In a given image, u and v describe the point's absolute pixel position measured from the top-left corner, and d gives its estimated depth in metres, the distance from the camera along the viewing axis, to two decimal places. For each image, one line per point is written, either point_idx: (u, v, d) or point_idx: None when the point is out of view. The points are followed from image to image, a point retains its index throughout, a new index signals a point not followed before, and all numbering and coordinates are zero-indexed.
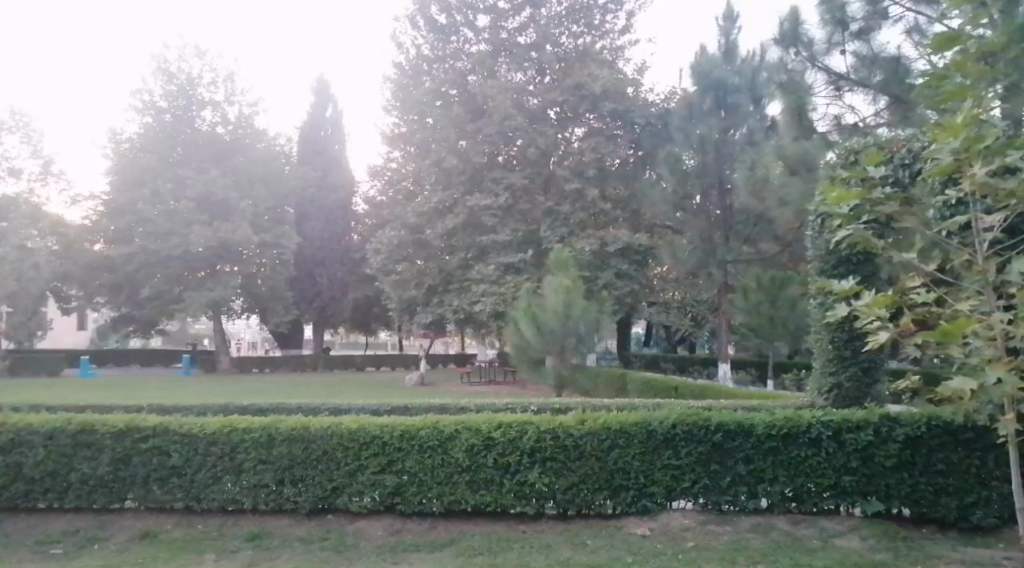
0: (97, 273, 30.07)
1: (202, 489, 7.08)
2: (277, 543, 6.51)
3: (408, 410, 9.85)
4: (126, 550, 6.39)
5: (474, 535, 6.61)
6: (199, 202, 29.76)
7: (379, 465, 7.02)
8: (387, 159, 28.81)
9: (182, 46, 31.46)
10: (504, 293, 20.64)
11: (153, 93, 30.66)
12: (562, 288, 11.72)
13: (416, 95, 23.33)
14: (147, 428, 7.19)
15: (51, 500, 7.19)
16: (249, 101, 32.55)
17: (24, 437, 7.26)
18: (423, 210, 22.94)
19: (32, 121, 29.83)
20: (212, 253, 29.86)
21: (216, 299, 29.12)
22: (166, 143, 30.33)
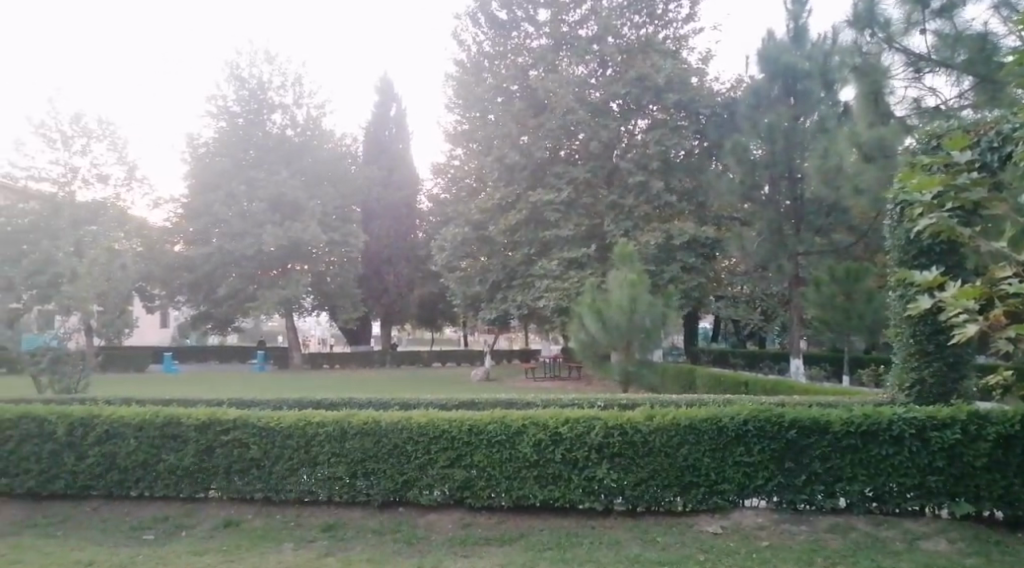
0: (177, 273, 31.30)
1: (279, 480, 7.32)
2: (351, 534, 6.66)
3: (475, 404, 9.93)
4: (209, 538, 6.65)
5: (542, 530, 6.62)
6: (271, 203, 30.66)
7: (448, 459, 7.11)
8: (450, 156, 29.16)
9: (252, 51, 32.45)
10: (568, 288, 20.59)
11: (227, 99, 31.84)
12: (627, 282, 11.59)
13: (478, 92, 23.48)
14: (228, 421, 7.46)
15: (140, 489, 7.54)
16: (316, 103, 33.37)
17: (115, 429, 7.60)
18: (486, 206, 23.07)
19: (118, 129, 31.27)
20: (284, 253, 30.70)
21: (288, 297, 29.95)
22: (239, 146, 31.31)
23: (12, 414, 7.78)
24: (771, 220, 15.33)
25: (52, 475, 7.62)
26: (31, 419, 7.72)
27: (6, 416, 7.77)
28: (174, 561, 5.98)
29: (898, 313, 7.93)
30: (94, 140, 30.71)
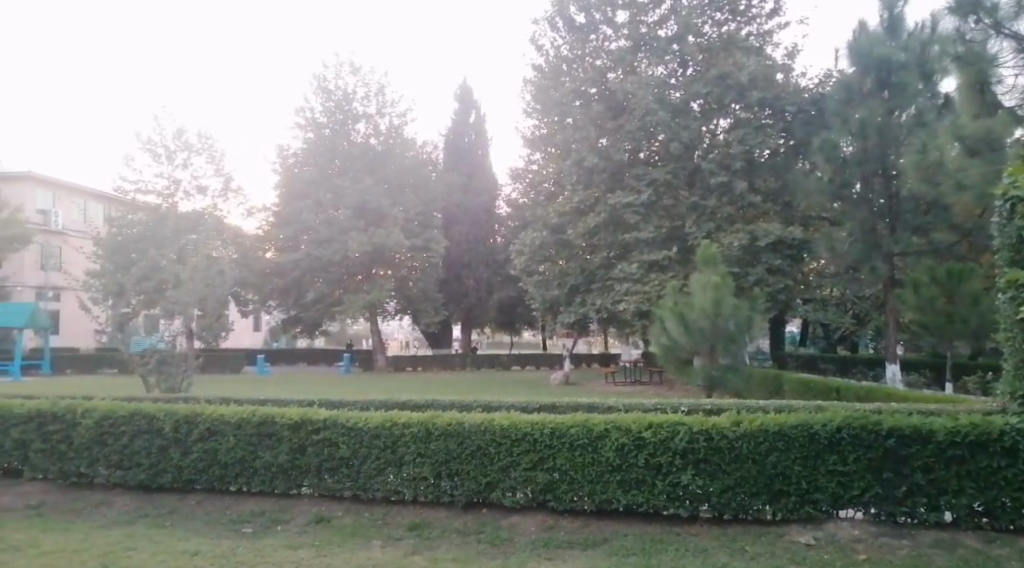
0: (268, 279, 32.59)
1: (367, 479, 7.52)
2: (437, 534, 6.77)
3: (556, 408, 9.94)
4: (303, 533, 6.90)
5: (627, 535, 6.56)
6: (356, 211, 31.57)
7: (531, 461, 7.13)
8: (528, 160, 29.34)
9: (338, 64, 33.49)
10: (649, 291, 20.40)
11: (314, 110, 33.01)
12: (710, 285, 11.32)
13: (557, 96, 23.47)
14: (319, 421, 7.71)
15: (239, 484, 7.89)
16: (399, 112, 34.15)
17: (215, 427, 7.96)
18: (565, 210, 23.06)
19: (215, 142, 32.86)
20: (368, 259, 31.55)
21: (372, 301, 30.76)
22: (326, 156, 32.34)
23: (125, 411, 8.28)
24: (864, 220, 14.73)
25: (160, 469, 8.07)
26: (141, 416, 8.20)
27: (120, 414, 8.27)
28: (271, 553, 6.24)
29: (1009, 316, 7.47)
30: (194, 154, 32.39)
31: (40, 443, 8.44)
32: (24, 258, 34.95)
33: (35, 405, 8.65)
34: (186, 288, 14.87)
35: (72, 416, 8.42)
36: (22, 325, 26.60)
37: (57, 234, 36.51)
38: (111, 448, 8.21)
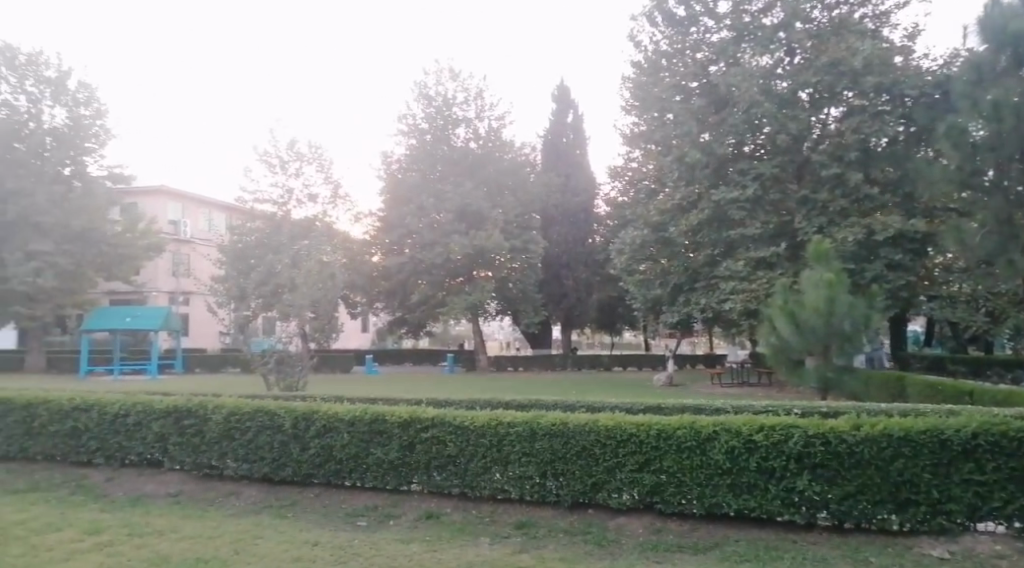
0: (375, 282, 33.69)
1: (473, 477, 7.61)
2: (543, 533, 6.78)
3: (662, 409, 9.75)
4: (414, 528, 7.07)
5: (739, 541, 6.34)
6: (457, 214, 32.11)
7: (637, 463, 7.02)
8: (628, 158, 28.99)
9: (438, 71, 34.22)
10: (756, 289, 19.79)
11: (416, 117, 33.88)
12: (823, 283, 10.78)
13: (656, 93, 23.03)
14: (427, 419, 7.89)
15: (352, 479, 8.17)
16: (497, 115, 34.49)
17: (331, 424, 8.29)
18: (666, 208, 22.63)
19: (325, 152, 34.30)
20: (470, 261, 32.04)
21: (473, 302, 31.25)
22: (427, 161, 33.12)
23: (249, 408, 8.75)
24: None
25: (281, 463, 8.46)
26: (264, 413, 8.65)
27: (245, 410, 8.75)
28: (384, 547, 6.42)
29: None
30: (306, 163, 33.92)
31: (176, 436, 9.04)
32: (157, 265, 37.64)
33: (172, 400, 9.29)
34: (301, 291, 15.57)
35: (204, 412, 8.99)
36: (157, 327, 28.53)
37: (186, 242, 39.11)
38: (237, 442, 8.69)
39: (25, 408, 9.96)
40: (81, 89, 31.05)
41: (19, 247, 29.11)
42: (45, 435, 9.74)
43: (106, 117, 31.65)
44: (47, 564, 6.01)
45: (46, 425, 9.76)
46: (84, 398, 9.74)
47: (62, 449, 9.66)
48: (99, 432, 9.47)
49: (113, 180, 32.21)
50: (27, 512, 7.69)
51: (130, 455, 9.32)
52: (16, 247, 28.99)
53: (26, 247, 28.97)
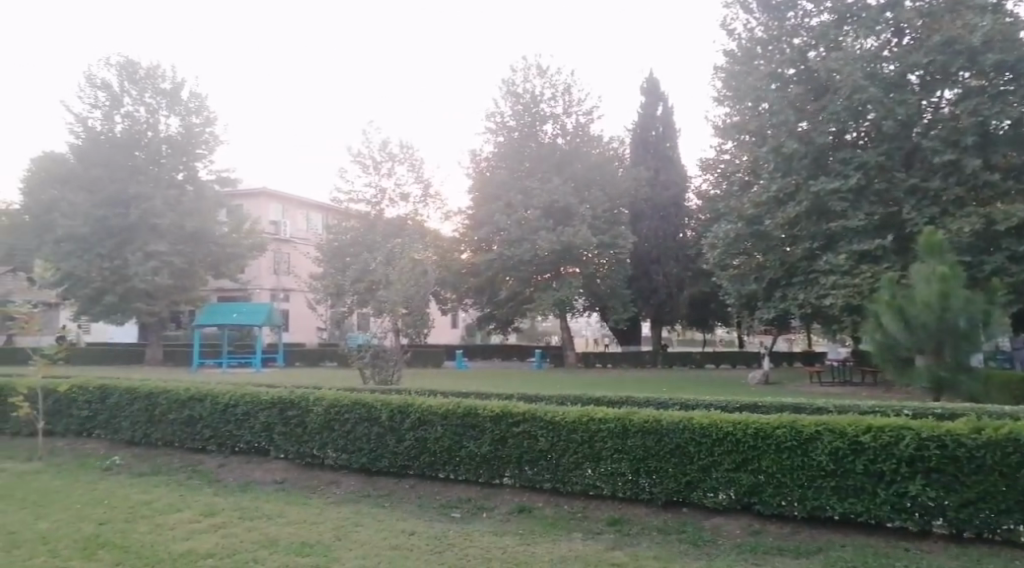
0: (464, 279, 34.20)
1: (565, 472, 7.60)
2: (636, 531, 6.70)
3: (759, 408, 9.47)
4: (507, 521, 7.13)
5: (845, 546, 6.06)
6: (544, 210, 32.04)
7: (733, 462, 6.82)
8: (720, 150, 28.21)
9: (526, 67, 34.31)
10: (859, 285, 18.94)
11: (504, 115, 34.11)
12: (936, 277, 10.17)
13: (750, 82, 22.31)
14: (519, 414, 7.93)
15: (446, 471, 8.31)
16: (585, 110, 34.27)
17: (425, 417, 8.46)
18: (761, 200, 21.92)
19: (416, 151, 35.04)
20: (558, 257, 31.97)
21: (561, 299, 31.23)
22: (515, 158, 33.29)
23: (347, 401, 9.03)
24: None
25: (378, 454, 8.70)
26: (362, 405, 8.91)
27: (344, 402, 9.04)
28: (478, 539, 6.49)
29: None
30: (398, 163, 34.75)
31: (281, 426, 9.44)
32: (261, 264, 39.45)
33: (277, 391, 9.72)
34: (396, 287, 15.93)
35: (306, 403, 9.35)
36: (261, 323, 29.88)
37: (286, 242, 40.79)
38: (337, 433, 8.98)
39: (148, 397, 10.63)
40: (193, 98, 32.95)
41: (139, 247, 30.97)
42: (165, 422, 10.36)
43: (215, 124, 33.41)
44: (168, 542, 6.38)
45: (165, 414, 10.38)
46: (198, 389, 10.32)
47: (180, 436, 10.26)
48: (212, 421, 10.00)
49: (221, 183, 33.91)
50: (151, 494, 8.21)
51: (239, 443, 9.80)
52: (136, 248, 30.88)
53: (145, 248, 30.82)
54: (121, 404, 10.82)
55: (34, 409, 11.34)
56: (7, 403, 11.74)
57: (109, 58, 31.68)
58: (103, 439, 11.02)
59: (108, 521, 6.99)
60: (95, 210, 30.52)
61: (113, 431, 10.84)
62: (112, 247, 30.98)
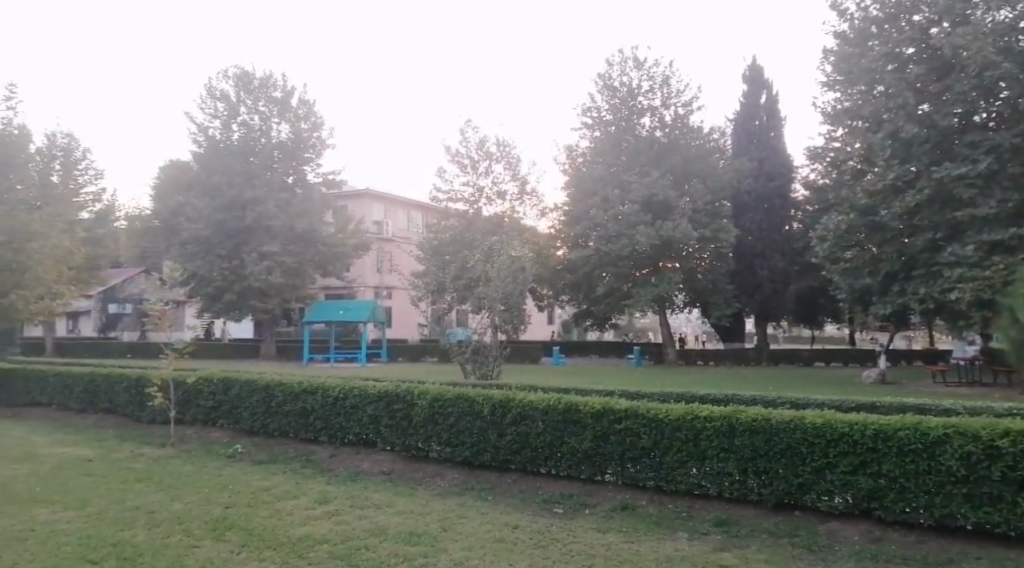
0: (561, 275, 34.19)
1: (670, 471, 7.47)
2: (745, 532, 6.49)
3: (878, 408, 8.98)
4: (611, 518, 7.07)
5: (979, 559, 5.63)
6: (642, 204, 31.51)
7: (851, 465, 6.49)
8: (830, 138, 26.91)
9: (623, 60, 33.86)
10: (990, 278, 17.67)
11: (600, 109, 33.86)
12: None
13: (863, 64, 21.19)
14: (621, 410, 7.84)
15: (549, 467, 8.32)
16: (685, 101, 33.48)
17: (526, 412, 8.50)
18: (876, 189, 20.78)
19: (513, 149, 35.29)
20: (657, 252, 31.42)
21: (661, 294, 30.70)
22: (613, 152, 32.92)
23: (451, 395, 9.19)
24: None
25: (480, 449, 8.81)
26: (464, 400, 9.04)
27: (446, 398, 9.21)
28: (582, 535, 6.47)
29: None
30: (495, 162, 35.11)
31: (387, 419, 9.71)
32: (364, 263, 40.81)
33: (383, 386, 10.02)
34: (493, 283, 15.94)
35: (411, 397, 9.59)
36: (366, 319, 30.89)
37: (388, 241, 41.99)
38: (441, 426, 9.16)
39: (265, 390, 11.17)
40: (302, 105, 34.48)
41: (255, 248, 32.64)
42: (281, 414, 10.88)
43: (322, 128, 34.79)
44: (288, 526, 6.69)
45: (281, 406, 10.91)
46: (310, 383, 10.77)
47: (295, 427, 10.74)
48: (323, 413, 10.42)
49: (328, 186, 35.28)
50: (269, 480, 8.64)
51: (349, 435, 10.17)
52: (252, 248, 32.57)
53: (260, 249, 32.44)
54: (241, 396, 11.42)
55: (166, 399, 12.16)
56: (143, 394, 12.65)
57: (227, 70, 33.56)
58: (226, 428, 11.70)
59: (232, 505, 7.40)
60: (215, 213, 32.35)
61: (234, 421, 11.48)
62: (230, 248, 32.78)
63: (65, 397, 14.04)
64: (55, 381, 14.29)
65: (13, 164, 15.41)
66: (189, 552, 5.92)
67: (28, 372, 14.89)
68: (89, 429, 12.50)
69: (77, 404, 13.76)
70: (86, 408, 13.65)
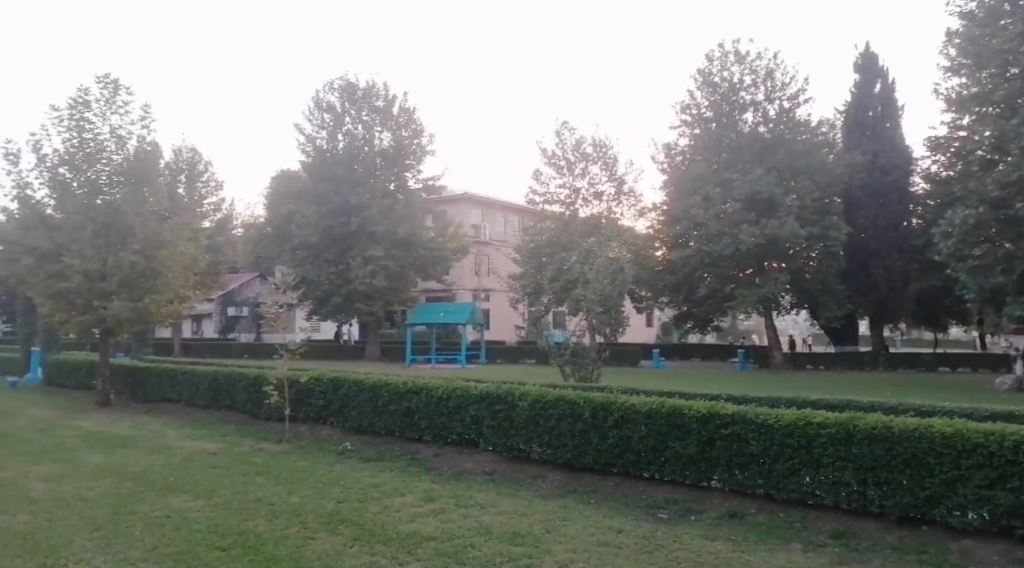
0: (661, 276, 33.63)
1: (781, 478, 7.20)
2: (866, 546, 6.16)
3: (1015, 418, 8.32)
4: (719, 525, 6.87)
5: None
6: (746, 203, 30.52)
7: (986, 478, 6.03)
8: (954, 127, 25.16)
9: (724, 55, 32.95)
10: None
11: (700, 106, 33.07)
12: None
13: (995, 46, 19.93)
14: (728, 415, 7.61)
15: (652, 471, 8.19)
16: (790, 94, 32.19)
17: (628, 415, 8.39)
18: (1008, 180, 19.24)
19: (610, 149, 35.00)
20: (761, 252, 30.37)
21: (766, 295, 29.67)
22: (713, 149, 32.02)
23: (551, 397, 9.19)
24: None
25: (581, 451, 8.77)
26: (565, 402, 9.02)
27: (547, 399, 9.22)
28: (689, 541, 6.32)
29: None
30: (591, 163, 34.94)
31: (490, 420, 9.82)
32: (463, 266, 41.51)
33: (485, 387, 10.13)
34: (591, 284, 15.80)
35: (512, 398, 9.64)
36: (466, 321, 31.36)
37: (486, 244, 42.54)
38: (542, 428, 9.18)
39: (372, 390, 11.53)
40: (403, 113, 35.44)
41: (360, 252, 33.79)
42: (387, 413, 11.21)
43: (422, 135, 35.64)
44: (396, 523, 6.88)
45: (387, 406, 11.23)
46: (414, 383, 11.04)
47: (400, 426, 11.04)
48: (427, 413, 10.65)
49: (428, 191, 36.10)
50: (378, 477, 8.91)
51: (452, 435, 10.35)
52: (357, 253, 33.71)
53: (364, 253, 33.55)
54: (350, 395, 11.83)
55: (281, 396, 12.76)
56: (260, 392, 13.33)
57: (333, 81, 34.90)
58: (336, 426, 12.16)
59: (345, 500, 7.68)
60: (322, 220, 33.69)
61: (343, 419, 11.92)
62: (337, 253, 34.08)
63: (192, 394, 14.97)
64: (184, 378, 15.25)
65: (146, 178, 16.50)
66: (306, 544, 6.17)
67: (160, 370, 16.00)
68: (213, 424, 13.28)
69: (202, 401, 14.65)
70: (210, 404, 14.49)
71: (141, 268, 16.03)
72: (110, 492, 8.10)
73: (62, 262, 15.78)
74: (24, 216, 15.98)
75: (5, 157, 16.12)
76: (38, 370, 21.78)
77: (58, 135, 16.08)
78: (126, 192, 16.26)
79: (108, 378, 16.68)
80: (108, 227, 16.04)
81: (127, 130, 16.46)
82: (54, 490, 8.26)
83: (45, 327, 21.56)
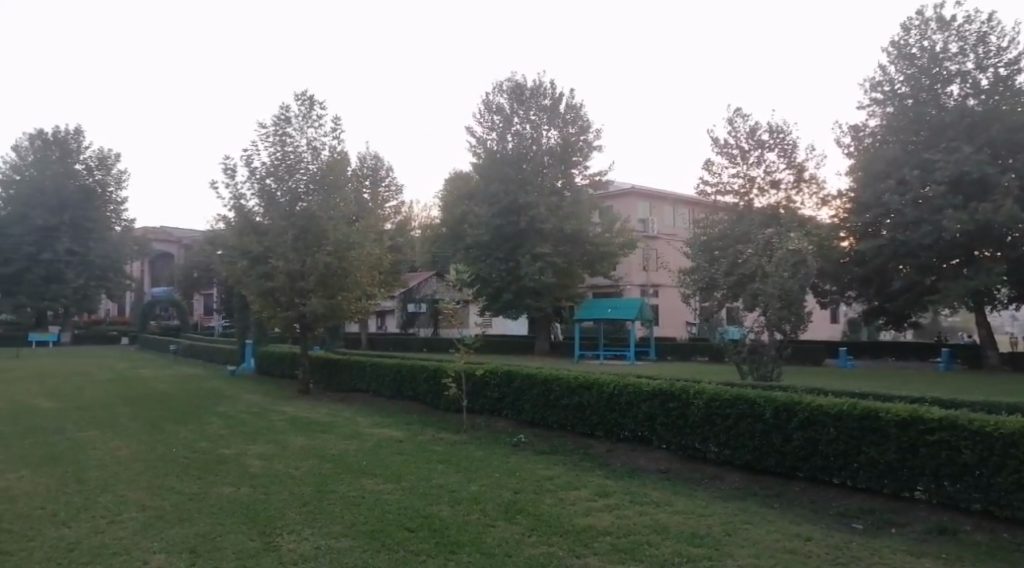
0: (847, 268, 31.34)
1: (1002, 494, 6.42)
2: None
3: None
4: (924, 541, 6.25)
5: None
6: (950, 185, 27.53)
7: None
8: None
9: (924, 22, 30.05)
10: None
11: (894, 82, 30.43)
12: None
13: None
14: (935, 420, 6.90)
15: (843, 477, 7.62)
16: (1006, 60, 28.62)
17: (815, 417, 7.85)
18: None
19: (789, 135, 33.06)
20: (967, 240, 27.35)
21: (973, 287, 26.67)
22: (910, 128, 29.39)
23: (728, 396, 8.81)
24: None
25: (763, 452, 8.35)
26: (745, 401, 8.60)
27: (724, 398, 8.85)
28: (890, 556, 5.81)
29: None
30: (768, 150, 33.22)
31: (663, 418, 9.60)
32: (630, 262, 41.08)
33: (657, 384, 9.91)
34: (770, 278, 14.97)
35: (687, 396, 9.35)
36: (633, 317, 30.92)
37: (655, 238, 41.83)
38: (719, 427, 8.83)
39: (544, 384, 11.67)
40: (570, 110, 35.66)
41: (529, 250, 34.37)
42: (559, 406, 11.31)
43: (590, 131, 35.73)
44: (571, 516, 6.91)
45: (558, 400, 11.33)
46: (585, 378, 11.04)
47: (571, 420, 11.10)
48: (598, 408, 10.60)
49: (595, 186, 36.05)
50: (552, 470, 9.00)
51: (624, 432, 10.25)
52: (527, 250, 34.34)
53: (533, 251, 34.07)
54: (523, 389, 12.06)
55: (459, 389, 13.27)
56: (439, 384, 13.96)
57: (503, 83, 35.81)
58: (509, 418, 12.46)
59: (522, 490, 7.83)
60: (493, 218, 34.60)
61: (517, 412, 12.19)
62: (508, 250, 34.93)
63: (378, 386, 15.97)
64: (370, 370, 16.32)
65: (338, 184, 17.86)
66: (485, 531, 6.35)
67: (350, 363, 17.23)
68: (398, 413, 14.09)
69: (387, 391, 15.60)
70: (395, 395, 15.38)
71: (333, 268, 17.31)
72: (313, 471, 8.86)
73: (269, 263, 17.45)
74: (238, 222, 17.81)
75: (224, 171, 18.08)
76: (251, 361, 24.11)
77: (266, 149, 17.83)
78: (321, 197, 17.66)
79: (307, 369, 18.20)
80: (306, 231, 17.52)
81: (322, 141, 17.92)
82: (267, 468, 9.14)
83: (255, 322, 23.95)
